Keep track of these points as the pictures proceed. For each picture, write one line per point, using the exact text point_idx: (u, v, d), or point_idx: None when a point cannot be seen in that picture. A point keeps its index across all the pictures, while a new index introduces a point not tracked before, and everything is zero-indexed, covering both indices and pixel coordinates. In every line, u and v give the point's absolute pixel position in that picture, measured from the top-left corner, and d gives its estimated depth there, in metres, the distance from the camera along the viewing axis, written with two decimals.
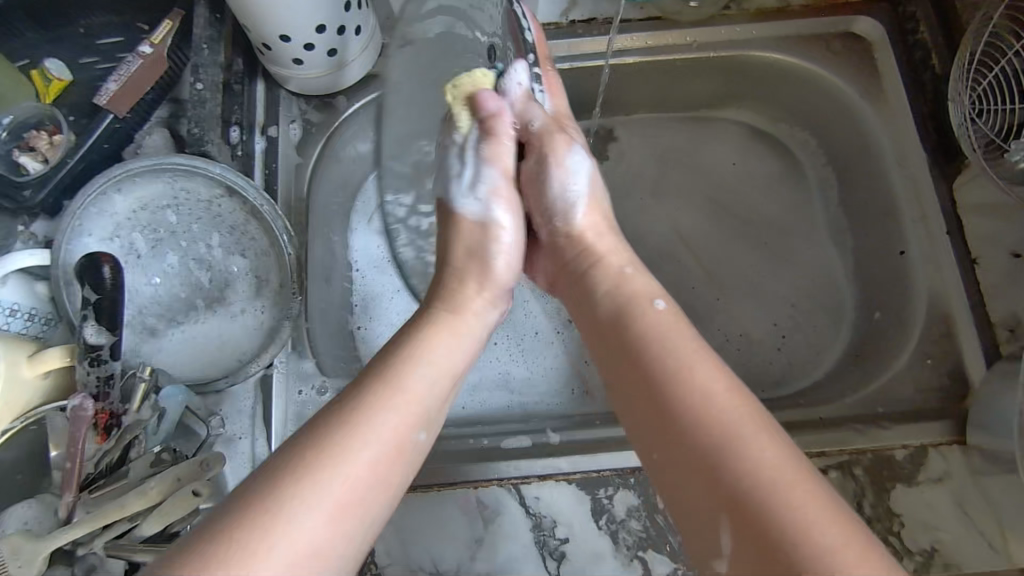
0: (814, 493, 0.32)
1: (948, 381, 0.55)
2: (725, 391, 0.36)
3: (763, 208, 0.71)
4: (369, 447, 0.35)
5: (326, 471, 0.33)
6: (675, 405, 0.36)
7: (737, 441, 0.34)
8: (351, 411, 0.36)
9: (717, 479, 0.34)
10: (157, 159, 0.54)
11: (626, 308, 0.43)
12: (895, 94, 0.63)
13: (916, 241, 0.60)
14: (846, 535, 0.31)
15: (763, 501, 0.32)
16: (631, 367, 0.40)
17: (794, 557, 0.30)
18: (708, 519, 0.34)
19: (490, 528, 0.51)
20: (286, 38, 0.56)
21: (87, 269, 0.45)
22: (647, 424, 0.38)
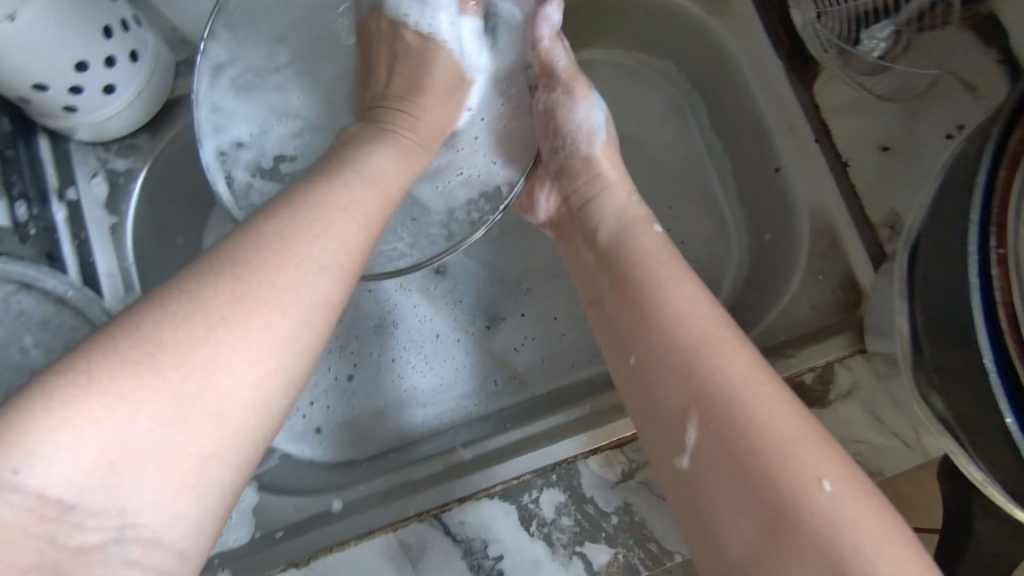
0: (761, 377, 0.35)
1: (842, 292, 0.55)
2: (697, 294, 0.40)
3: (642, 146, 0.67)
4: (270, 310, 0.32)
5: (216, 350, 0.30)
6: (649, 298, 0.40)
7: (689, 326, 0.38)
8: (245, 278, 0.32)
9: (688, 374, 0.36)
10: None
11: (624, 233, 0.47)
12: (740, 2, 0.60)
13: (788, 155, 0.58)
14: (801, 430, 0.33)
15: (706, 368, 0.36)
16: (618, 278, 0.44)
17: (747, 436, 0.33)
18: (676, 418, 0.36)
19: (419, 569, 0.48)
20: (41, 87, 0.47)
21: None
22: (628, 319, 0.41)
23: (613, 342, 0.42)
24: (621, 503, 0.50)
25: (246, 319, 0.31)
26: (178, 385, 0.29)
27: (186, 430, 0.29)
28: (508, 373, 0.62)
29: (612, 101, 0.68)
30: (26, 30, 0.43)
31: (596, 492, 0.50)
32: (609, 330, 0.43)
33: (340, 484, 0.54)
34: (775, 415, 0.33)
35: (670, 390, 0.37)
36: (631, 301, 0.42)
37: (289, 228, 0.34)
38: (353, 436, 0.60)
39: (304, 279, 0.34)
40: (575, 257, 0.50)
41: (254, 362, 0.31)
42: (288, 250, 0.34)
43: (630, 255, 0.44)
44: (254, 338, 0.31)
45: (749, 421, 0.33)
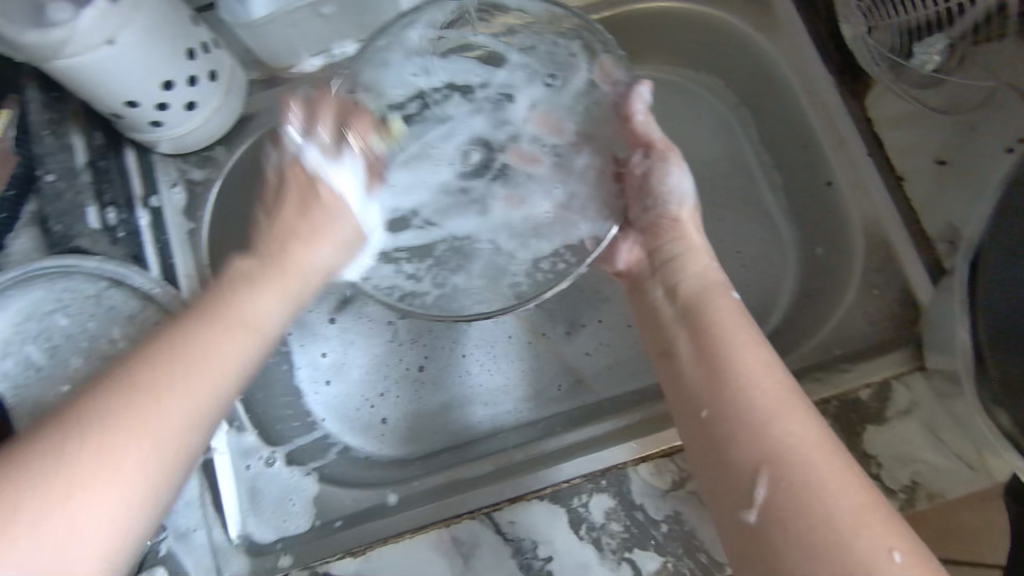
0: (839, 460, 0.35)
1: (899, 307, 0.54)
2: (775, 364, 0.39)
3: (694, 162, 0.67)
4: (173, 399, 0.35)
5: (121, 433, 0.32)
6: (724, 371, 0.39)
7: (765, 403, 0.37)
8: (141, 374, 0.34)
9: (764, 445, 0.36)
10: (25, 266, 0.50)
11: (699, 293, 0.46)
12: (790, 20, 0.62)
13: (840, 170, 0.58)
14: (876, 511, 0.33)
15: (783, 448, 0.35)
16: (692, 343, 0.43)
17: (824, 513, 0.33)
18: (746, 484, 0.36)
19: (470, 565, 0.50)
20: (131, 104, 0.51)
21: None
22: (697, 389, 0.40)
23: (679, 409, 0.41)
24: (671, 512, 0.50)
25: (153, 407, 0.34)
26: (72, 473, 0.31)
27: (92, 499, 0.31)
28: (556, 381, 0.62)
29: (660, 118, 0.70)
30: (121, 52, 0.46)
31: (646, 499, 0.50)
32: (677, 393, 0.42)
33: (396, 480, 0.56)
34: (851, 502, 0.33)
35: (743, 458, 0.36)
36: (707, 366, 0.41)
37: (174, 346, 0.36)
38: (418, 432, 0.61)
39: (193, 367, 0.36)
40: (643, 311, 0.49)
41: (145, 445, 0.33)
42: (180, 346, 0.36)
43: (706, 318, 0.43)
44: (164, 417, 0.34)
45: (823, 509, 0.33)
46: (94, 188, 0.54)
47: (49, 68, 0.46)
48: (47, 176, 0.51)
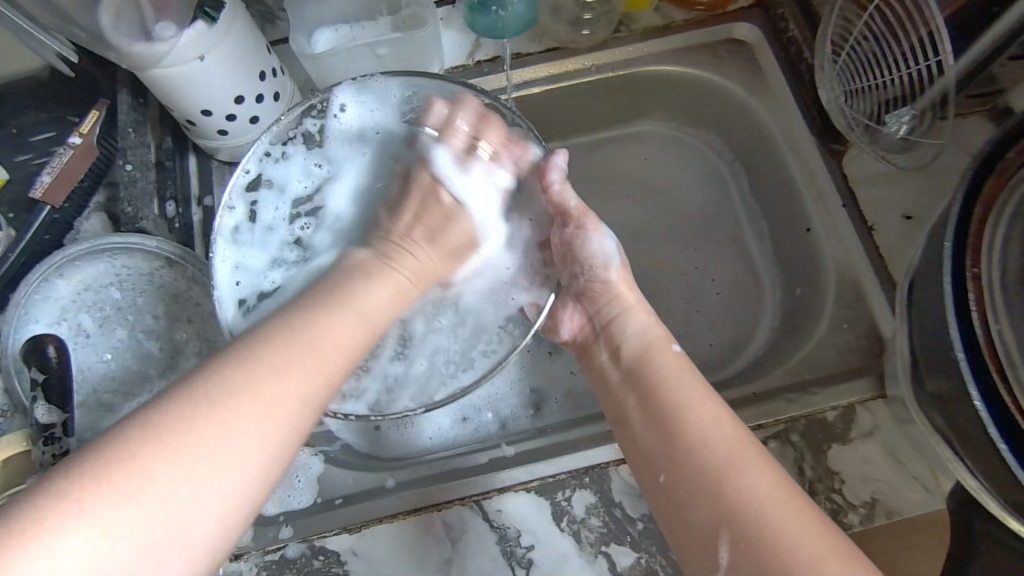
0: (782, 501, 0.39)
1: (866, 341, 0.59)
2: (719, 421, 0.44)
3: (687, 208, 0.76)
4: (275, 396, 0.38)
5: (225, 433, 0.36)
6: (677, 432, 0.44)
7: (712, 458, 0.42)
8: (264, 361, 0.39)
9: (717, 493, 0.40)
10: (93, 241, 0.56)
11: (644, 357, 0.51)
12: (778, 87, 0.70)
13: (818, 218, 0.65)
14: (824, 543, 0.37)
15: (728, 498, 0.40)
16: (642, 408, 0.48)
17: (777, 552, 0.37)
18: (707, 532, 0.40)
19: (458, 547, 0.53)
20: (206, 112, 0.60)
21: (33, 353, 0.49)
22: (654, 455, 0.45)
23: (643, 473, 0.46)
24: (647, 512, 0.54)
25: (257, 403, 0.38)
26: (198, 441, 0.35)
27: (199, 473, 0.34)
28: (551, 393, 0.67)
29: (661, 165, 0.78)
30: (207, 67, 0.55)
31: (625, 498, 0.54)
32: (637, 456, 0.47)
33: (394, 464, 0.60)
34: (799, 542, 0.37)
35: (699, 510, 0.41)
36: (658, 429, 0.46)
37: (290, 350, 0.41)
38: (406, 436, 0.64)
39: (306, 393, 0.40)
40: (597, 373, 0.55)
41: (257, 444, 0.37)
42: (291, 346, 0.41)
43: (651, 385, 0.49)
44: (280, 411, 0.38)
45: (777, 551, 0.37)
46: (160, 182, 0.61)
47: (146, 76, 0.55)
48: (125, 164, 0.60)
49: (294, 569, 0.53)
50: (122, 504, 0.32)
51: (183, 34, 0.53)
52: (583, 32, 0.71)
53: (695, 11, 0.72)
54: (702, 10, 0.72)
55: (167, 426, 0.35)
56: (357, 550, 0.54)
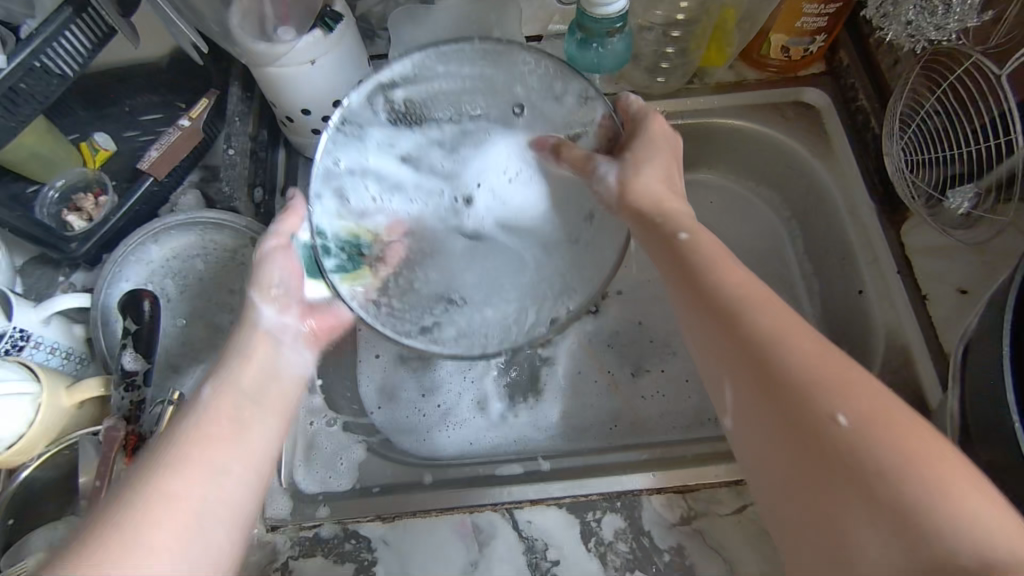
0: (935, 459, 0.32)
1: (910, 408, 0.60)
2: (842, 378, 0.36)
3: (740, 258, 0.78)
4: (181, 486, 0.39)
5: (140, 540, 0.36)
6: (794, 380, 0.36)
7: (826, 411, 0.35)
8: (161, 474, 0.39)
9: (832, 438, 0.34)
10: (191, 213, 0.61)
11: (772, 330, 0.39)
12: (843, 152, 0.72)
13: (871, 282, 0.66)
14: (989, 499, 0.31)
15: (864, 469, 0.32)
16: (765, 368, 0.38)
17: (920, 512, 0.30)
18: (829, 495, 0.33)
19: (485, 551, 0.55)
20: (306, 111, 0.65)
21: (129, 304, 0.53)
22: (772, 412, 0.37)
23: (765, 464, 0.37)
24: (675, 544, 0.54)
25: (165, 494, 0.38)
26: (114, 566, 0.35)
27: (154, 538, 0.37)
28: (590, 420, 0.68)
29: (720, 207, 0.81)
30: (317, 72, 0.61)
31: (654, 527, 0.55)
32: (745, 432, 0.39)
33: (433, 463, 0.62)
34: (961, 510, 0.30)
35: (814, 469, 0.34)
36: (732, 338, 0.40)
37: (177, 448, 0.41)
38: (446, 439, 0.67)
39: (208, 476, 0.40)
40: (705, 353, 0.43)
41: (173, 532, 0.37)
42: (200, 439, 0.42)
43: (769, 352, 0.38)
44: (177, 501, 0.38)
45: (921, 511, 0.30)
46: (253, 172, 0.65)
47: (261, 73, 0.61)
48: (227, 149, 0.64)
49: (325, 550, 0.55)
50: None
51: (303, 39, 0.58)
52: (658, 80, 0.75)
53: (767, 72, 0.76)
54: (774, 71, 0.76)
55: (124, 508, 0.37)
56: (388, 540, 0.55)
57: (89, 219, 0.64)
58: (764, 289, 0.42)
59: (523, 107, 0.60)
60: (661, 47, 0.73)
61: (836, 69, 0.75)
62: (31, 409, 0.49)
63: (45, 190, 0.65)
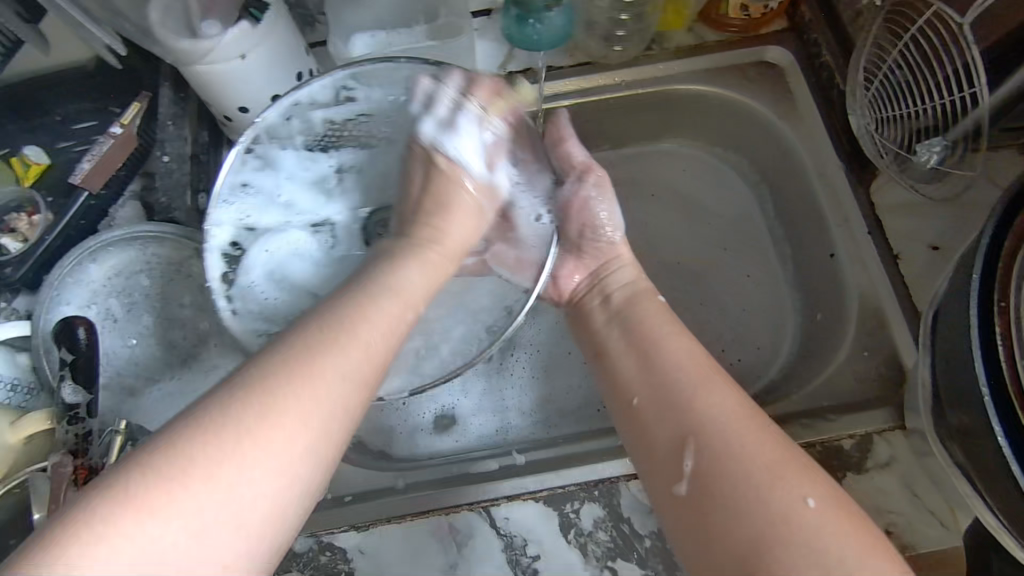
0: (827, 508, 0.37)
1: (887, 371, 0.59)
2: (757, 430, 0.41)
3: (710, 227, 0.76)
4: (309, 406, 0.36)
5: (234, 474, 0.33)
6: (711, 431, 0.41)
7: (735, 458, 0.40)
8: (274, 392, 0.36)
9: (734, 483, 0.39)
10: (128, 228, 0.58)
11: (693, 387, 0.44)
12: (809, 113, 0.70)
13: (842, 244, 0.65)
14: (866, 544, 0.36)
15: (761, 513, 0.37)
16: (685, 425, 0.43)
17: (800, 555, 0.35)
18: (726, 541, 0.38)
19: (463, 552, 0.53)
20: (242, 109, 0.61)
21: (64, 333, 0.51)
22: (690, 463, 0.41)
23: (676, 512, 0.41)
24: (656, 529, 0.53)
25: (266, 434, 0.35)
26: (199, 493, 0.32)
27: (256, 463, 0.34)
28: (567, 406, 0.67)
29: (688, 174, 0.79)
30: (247, 67, 0.57)
31: (633, 514, 0.54)
32: (665, 488, 0.42)
33: (405, 466, 0.61)
34: (849, 550, 0.35)
35: (725, 515, 0.38)
36: (654, 382, 0.46)
37: (308, 363, 0.38)
38: (417, 442, 0.66)
39: (327, 409, 0.37)
40: (628, 421, 0.47)
41: (268, 471, 0.34)
42: (322, 368, 0.38)
43: (695, 408, 0.43)
44: (279, 441, 0.35)
45: (810, 551, 0.35)
46: (195, 175, 0.62)
47: (188, 71, 0.57)
48: (163, 156, 0.61)
49: (301, 564, 0.54)
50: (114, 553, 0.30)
51: (228, 33, 0.54)
52: (615, 49, 0.72)
53: (727, 32, 0.73)
54: (734, 31, 0.73)
55: (230, 420, 0.34)
56: (363, 550, 0.54)
57: (24, 240, 0.61)
58: (691, 346, 0.48)
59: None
60: (614, 13, 0.70)
61: (796, 25, 0.72)
62: None
63: None
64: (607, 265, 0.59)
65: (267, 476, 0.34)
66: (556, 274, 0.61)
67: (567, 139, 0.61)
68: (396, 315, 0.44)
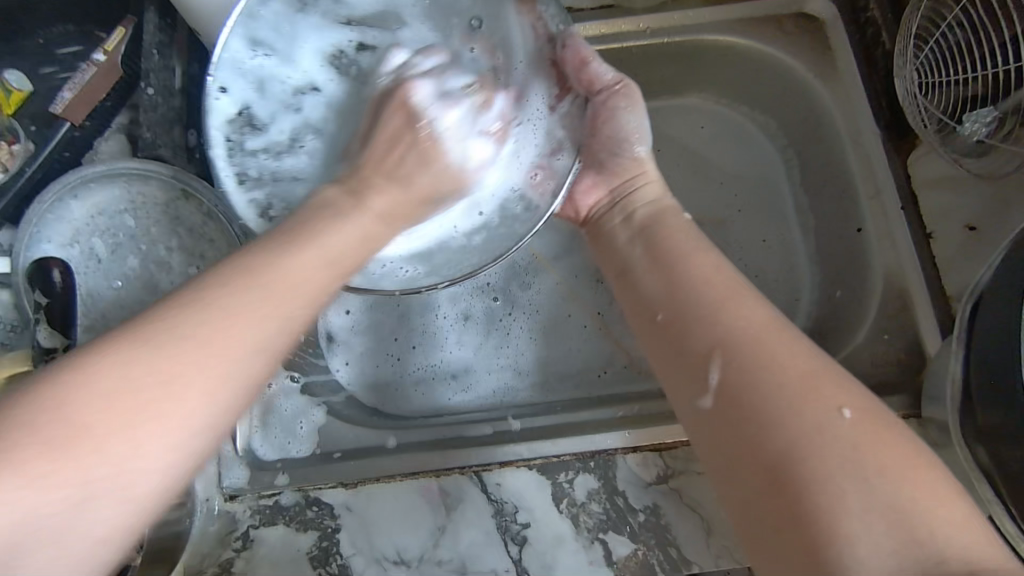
0: (864, 418, 0.33)
1: (906, 355, 0.56)
2: (788, 342, 0.37)
3: (730, 190, 0.72)
4: (229, 326, 0.33)
5: (147, 420, 0.31)
6: (738, 342, 0.38)
7: (767, 369, 0.36)
8: (198, 301, 0.33)
9: (761, 395, 0.35)
10: (110, 164, 0.55)
11: (719, 301, 0.41)
12: (847, 74, 0.65)
13: (871, 218, 0.61)
14: (925, 469, 0.32)
15: (791, 426, 0.34)
16: (711, 336, 0.39)
17: (834, 473, 0.32)
18: (754, 461, 0.34)
19: (452, 516, 0.52)
20: None
21: (38, 274, 0.53)
22: (715, 376, 0.37)
23: (702, 430, 0.38)
24: (650, 504, 0.52)
25: (194, 349, 0.32)
26: (97, 457, 0.30)
27: (154, 381, 0.31)
28: (567, 370, 0.65)
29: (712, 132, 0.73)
30: None
31: (628, 487, 0.52)
32: (690, 402, 0.39)
33: (398, 425, 0.59)
34: (892, 463, 0.32)
35: (755, 429, 0.35)
36: (673, 292, 0.43)
37: (229, 289, 0.34)
38: (413, 401, 0.64)
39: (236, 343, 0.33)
40: (657, 337, 0.43)
41: (174, 436, 0.31)
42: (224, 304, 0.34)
43: (720, 321, 0.39)
44: (190, 392, 0.32)
45: (846, 461, 0.32)
46: (185, 110, 0.59)
47: None
48: (148, 89, 0.57)
49: (286, 518, 0.53)
50: (16, 497, 0.28)
51: None
52: None
53: None
54: None
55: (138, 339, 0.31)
56: (351, 507, 0.53)
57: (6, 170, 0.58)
58: (716, 262, 0.44)
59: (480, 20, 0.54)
60: None
61: None
62: None
63: None
64: (628, 184, 0.55)
65: (157, 387, 0.31)
66: (573, 191, 0.58)
67: (591, 58, 0.52)
68: (367, 226, 0.44)
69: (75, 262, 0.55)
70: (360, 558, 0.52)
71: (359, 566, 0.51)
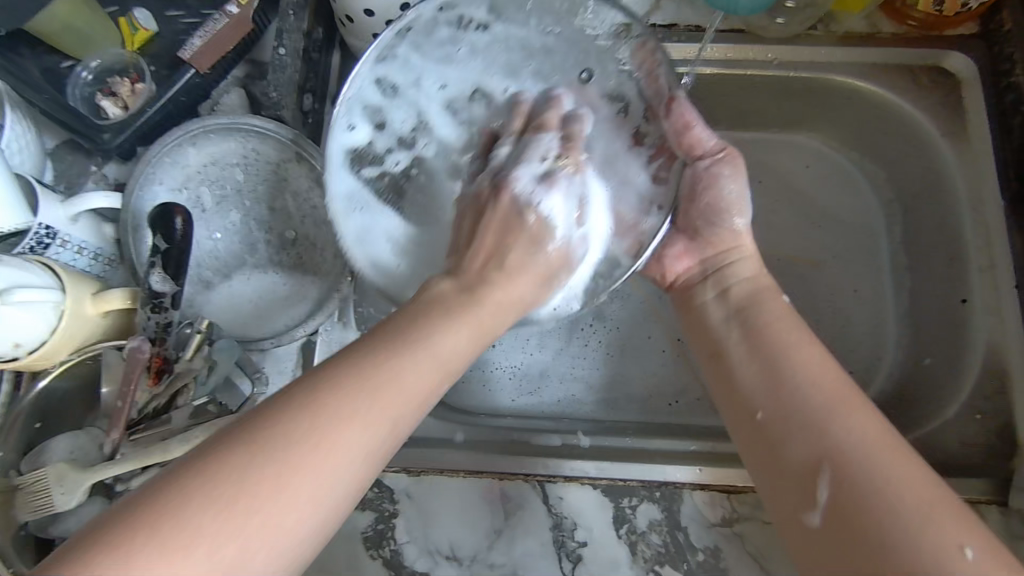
0: (989, 558, 0.31)
1: (997, 440, 0.54)
2: (901, 460, 0.35)
3: (824, 236, 0.70)
4: (335, 460, 0.32)
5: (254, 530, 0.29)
6: (851, 459, 0.35)
7: (886, 492, 0.34)
8: (328, 420, 0.32)
9: (879, 523, 0.33)
10: (232, 118, 0.55)
11: (830, 409, 0.38)
12: (978, 137, 0.62)
13: (980, 291, 0.58)
14: None
15: (910, 563, 0.31)
16: (816, 449, 0.37)
17: None
18: None
19: (510, 521, 0.52)
20: (368, 12, 0.57)
21: (161, 218, 0.49)
22: (826, 493, 0.35)
23: (807, 546, 0.36)
24: (712, 545, 0.51)
25: (314, 466, 0.31)
26: (251, 498, 0.30)
27: (292, 485, 0.31)
28: (634, 391, 0.64)
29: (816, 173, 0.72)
30: None
31: (691, 524, 0.51)
32: (795, 514, 0.37)
33: (468, 420, 0.59)
34: None
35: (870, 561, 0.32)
36: (770, 376, 0.41)
37: (347, 390, 0.33)
38: (477, 396, 0.63)
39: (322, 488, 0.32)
40: (752, 435, 0.41)
41: (323, 504, 0.32)
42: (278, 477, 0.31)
43: (829, 434, 0.37)
44: (336, 454, 0.32)
45: None
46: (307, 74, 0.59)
47: None
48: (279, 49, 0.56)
49: None
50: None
51: None
52: (778, 21, 0.64)
53: (905, 25, 0.65)
54: (915, 26, 0.64)
55: (232, 459, 0.30)
56: (411, 494, 0.53)
57: (124, 107, 0.59)
58: (823, 356, 0.41)
59: (592, 72, 0.53)
60: None
61: (991, 33, 0.63)
62: (55, 316, 0.47)
63: (80, 70, 0.60)
64: (722, 257, 0.53)
65: (311, 501, 0.31)
66: (662, 254, 0.55)
67: (694, 125, 0.51)
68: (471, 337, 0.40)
69: (184, 205, 0.56)
70: (414, 546, 0.52)
71: (412, 554, 0.51)
